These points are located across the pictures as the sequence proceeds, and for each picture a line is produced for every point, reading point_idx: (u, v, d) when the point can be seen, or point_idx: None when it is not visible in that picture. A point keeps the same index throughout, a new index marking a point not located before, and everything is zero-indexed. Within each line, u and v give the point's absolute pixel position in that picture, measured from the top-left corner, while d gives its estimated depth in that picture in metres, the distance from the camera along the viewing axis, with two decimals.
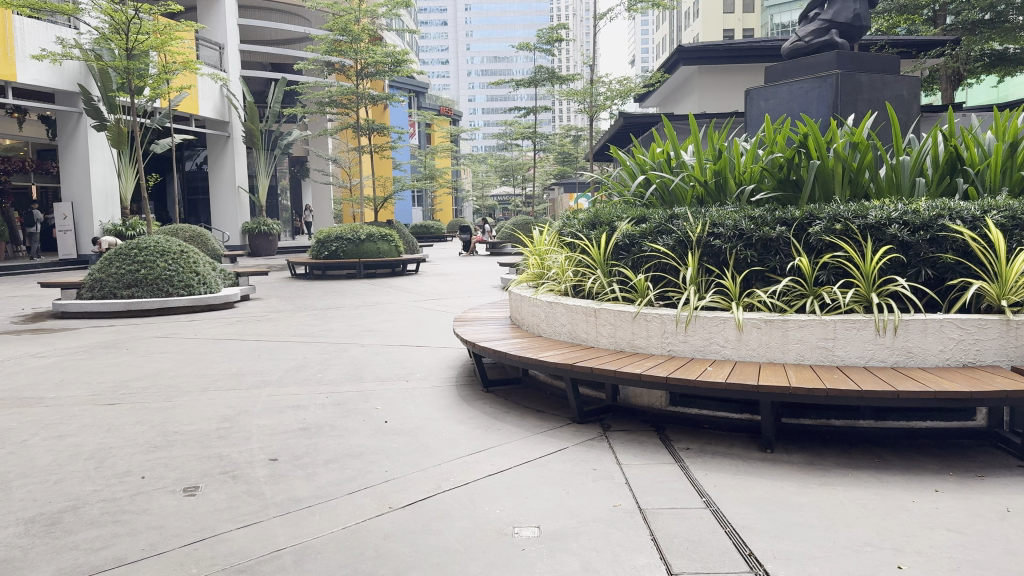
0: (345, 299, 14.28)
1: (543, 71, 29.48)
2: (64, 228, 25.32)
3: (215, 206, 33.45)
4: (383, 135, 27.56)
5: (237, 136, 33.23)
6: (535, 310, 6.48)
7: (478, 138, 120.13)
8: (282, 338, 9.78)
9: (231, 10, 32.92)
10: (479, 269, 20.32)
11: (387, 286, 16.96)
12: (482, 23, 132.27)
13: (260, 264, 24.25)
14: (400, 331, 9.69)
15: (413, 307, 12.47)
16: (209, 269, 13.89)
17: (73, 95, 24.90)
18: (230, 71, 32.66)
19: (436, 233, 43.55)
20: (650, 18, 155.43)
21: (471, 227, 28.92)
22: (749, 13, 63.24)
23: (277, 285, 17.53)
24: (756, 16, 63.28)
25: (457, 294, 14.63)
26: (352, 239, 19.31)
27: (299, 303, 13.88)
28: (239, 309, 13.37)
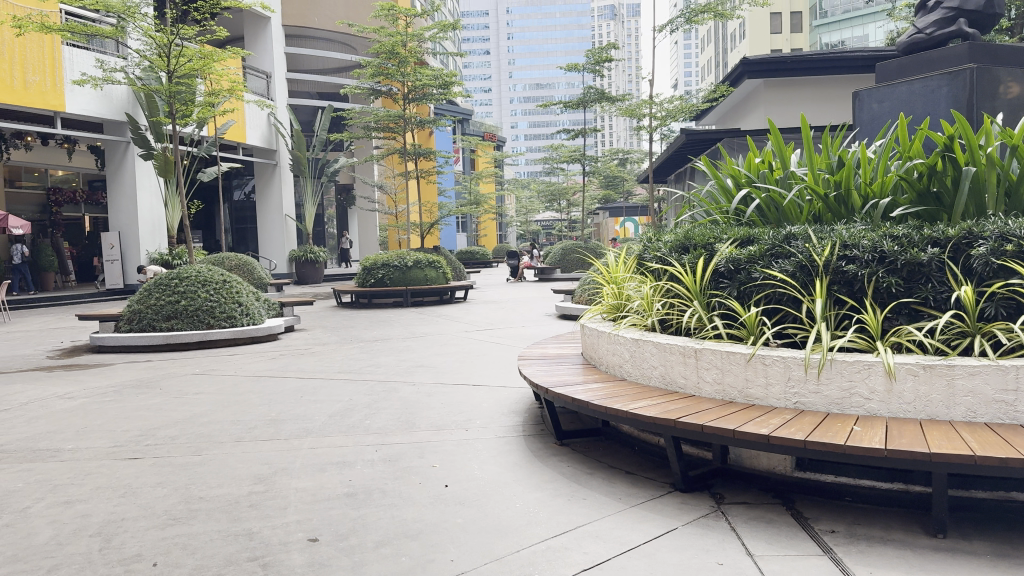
0: (393, 329, 13.45)
1: (593, 92, 28.55)
2: (112, 257, 25.33)
3: (261, 235, 33.15)
4: (429, 160, 26.92)
5: (284, 164, 33.00)
6: (614, 348, 5.48)
7: (521, 163, 119.81)
8: (327, 375, 8.95)
9: (278, 38, 32.84)
10: (530, 296, 19.37)
11: (436, 315, 16.10)
12: (525, 50, 132.57)
13: (306, 293, 23.70)
14: (454, 367, 8.77)
15: (466, 339, 11.57)
16: (253, 300, 13.21)
17: (121, 124, 24.90)
18: (277, 99, 32.59)
19: (481, 259, 42.77)
20: (692, 42, 154.33)
21: (520, 252, 28.03)
22: (798, 33, 61.62)
23: (322, 315, 16.82)
24: (805, 36, 61.64)
25: (511, 323, 13.68)
26: (398, 265, 18.60)
27: (344, 334, 13.09)
28: (283, 341, 12.62)
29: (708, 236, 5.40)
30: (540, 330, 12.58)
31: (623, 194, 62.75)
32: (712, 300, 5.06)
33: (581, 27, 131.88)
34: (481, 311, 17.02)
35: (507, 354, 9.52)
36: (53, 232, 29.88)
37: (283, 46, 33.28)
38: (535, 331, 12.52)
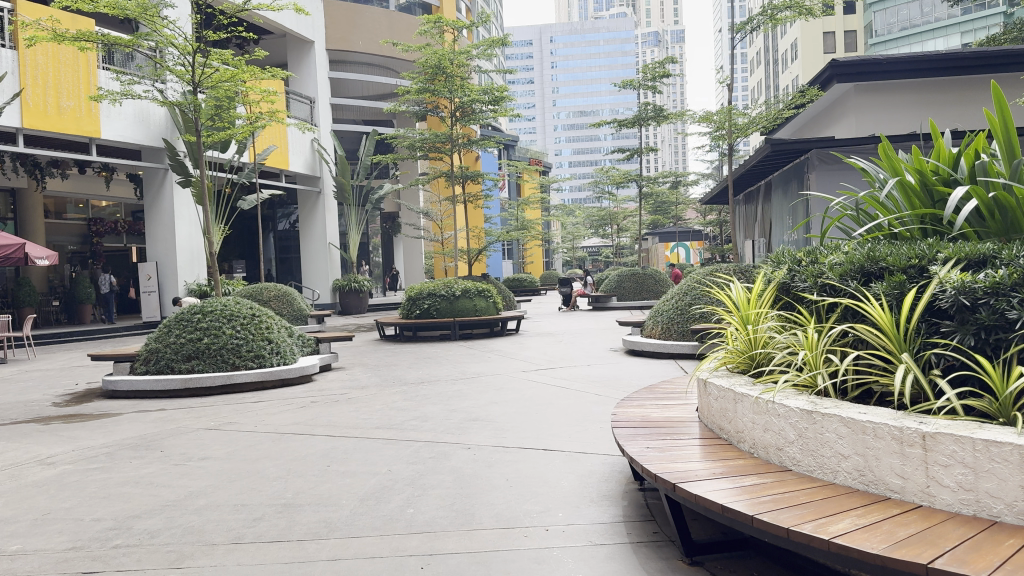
0: (441, 368, 11.83)
1: (650, 108, 26.77)
2: (149, 289, 24.34)
3: (304, 265, 31.94)
4: (477, 184, 25.41)
5: (327, 191, 31.86)
6: (765, 419, 3.77)
7: (566, 190, 118.21)
8: (364, 429, 7.36)
9: (322, 62, 31.88)
10: (589, 328, 17.61)
11: (486, 351, 14.43)
12: (568, 78, 131.66)
13: (347, 326, 22.31)
14: (518, 423, 7.09)
15: (527, 382, 9.87)
16: (285, 335, 11.71)
17: (159, 150, 24.04)
18: (321, 125, 31.65)
19: (529, 287, 41.14)
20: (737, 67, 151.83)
21: (573, 279, 26.26)
22: (853, 53, 59.05)
23: (362, 350, 15.30)
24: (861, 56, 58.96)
25: (573, 360, 11.94)
26: (445, 295, 17.09)
27: (386, 374, 11.52)
28: (318, 382, 11.11)
29: (908, 256, 3.71)
30: (612, 371, 10.83)
31: (674, 219, 60.57)
32: (929, 353, 3.34)
33: (625, 54, 130.53)
34: (537, 344, 15.32)
35: (580, 406, 7.80)
36: (94, 263, 29.18)
37: (327, 71, 32.30)
38: (604, 371, 10.78)
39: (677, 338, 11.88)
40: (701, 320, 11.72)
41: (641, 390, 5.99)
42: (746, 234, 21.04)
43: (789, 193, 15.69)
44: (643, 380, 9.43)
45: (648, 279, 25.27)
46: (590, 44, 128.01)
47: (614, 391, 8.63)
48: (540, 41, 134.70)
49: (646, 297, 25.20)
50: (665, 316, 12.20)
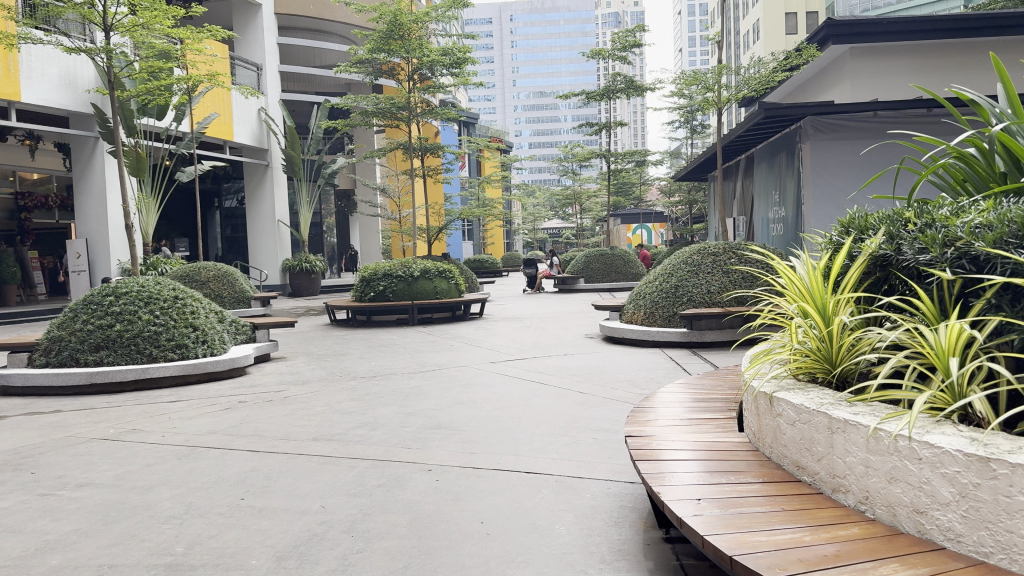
0: (397, 358, 10.37)
1: (620, 78, 25.42)
2: (78, 268, 22.31)
3: (251, 244, 30.08)
4: (437, 156, 23.85)
5: (276, 165, 29.98)
6: (891, 465, 2.45)
7: (526, 172, 116.62)
8: (297, 439, 5.92)
9: (270, 27, 29.87)
10: (560, 312, 16.33)
11: (448, 337, 13.02)
12: (528, 57, 129.64)
13: (297, 311, 20.68)
14: (487, 434, 5.70)
15: (496, 376, 8.49)
16: (213, 320, 10.14)
17: (88, 117, 22.01)
18: (269, 94, 29.75)
19: (491, 268, 39.74)
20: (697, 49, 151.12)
21: (537, 260, 24.95)
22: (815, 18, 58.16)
23: (309, 337, 13.76)
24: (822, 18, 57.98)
25: (545, 348, 10.60)
26: (402, 276, 15.60)
27: (333, 366, 10.04)
28: (254, 374, 9.61)
29: None
30: (590, 361, 9.51)
31: (636, 200, 59.59)
32: None
33: (586, 34, 128.94)
34: (502, 330, 13.97)
35: (561, 410, 6.47)
36: (22, 241, 26.93)
37: (275, 36, 30.30)
38: (583, 361, 9.45)
39: (660, 325, 10.58)
40: (689, 305, 10.43)
41: (652, 398, 4.64)
42: (721, 214, 19.90)
43: (774, 166, 14.51)
44: (630, 374, 8.13)
45: (616, 260, 24.09)
46: (551, 23, 126.14)
47: (599, 389, 7.31)
48: (501, 19, 132.41)
49: (615, 278, 24.02)
50: (649, 300, 10.94)
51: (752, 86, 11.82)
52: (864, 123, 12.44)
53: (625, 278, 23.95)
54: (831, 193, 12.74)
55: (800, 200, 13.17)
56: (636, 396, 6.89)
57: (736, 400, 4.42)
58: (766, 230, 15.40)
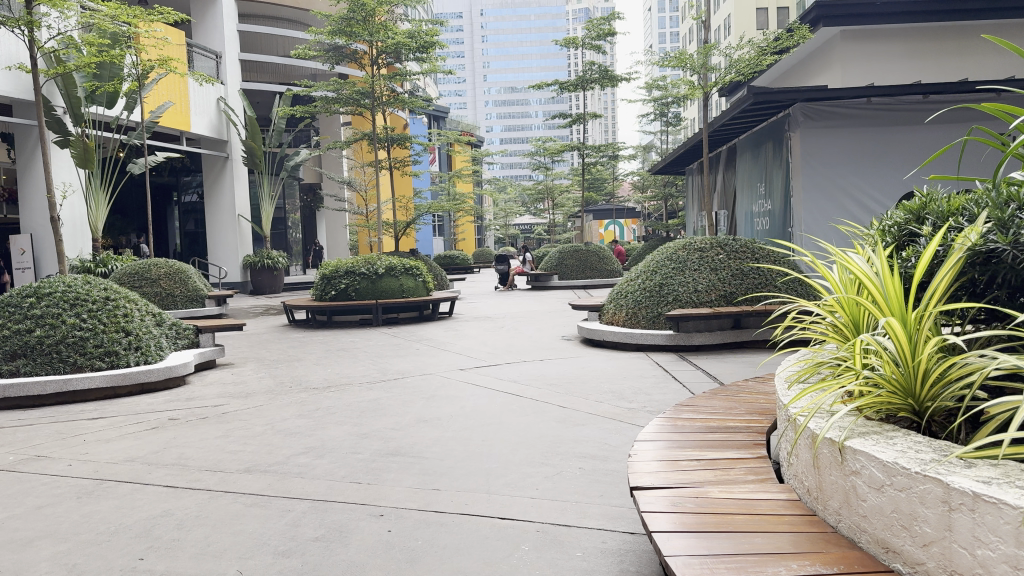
0: (355, 364, 9.42)
1: (594, 68, 24.51)
2: (23, 265, 20.91)
3: (210, 239, 28.81)
4: (404, 147, 22.83)
5: (236, 157, 28.75)
6: None
7: (497, 167, 115.58)
8: (226, 470, 4.97)
9: (229, 13, 28.62)
10: (534, 311, 15.46)
11: (414, 339, 12.09)
12: (499, 52, 128.58)
13: (256, 310, 19.57)
14: (452, 464, 4.79)
15: (464, 386, 7.59)
16: (150, 324, 9.08)
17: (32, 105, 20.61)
18: (229, 84, 28.54)
19: (461, 263, 38.77)
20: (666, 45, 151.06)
21: (509, 255, 24.06)
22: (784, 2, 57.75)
23: (263, 340, 12.73)
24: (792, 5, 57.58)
25: (519, 352, 9.71)
26: (366, 273, 14.62)
27: (285, 374, 9.06)
28: (196, 383, 8.61)
29: None
30: (569, 366, 8.63)
31: (608, 195, 58.87)
32: None
33: (556, 28, 128.13)
34: (472, 331, 13.06)
35: (540, 430, 5.59)
36: None
37: (235, 23, 29.05)
38: (560, 366, 8.57)
39: (644, 326, 9.72)
40: (675, 304, 9.61)
41: (655, 427, 3.72)
42: (698, 210, 19.17)
43: (758, 157, 13.77)
44: (615, 383, 7.28)
45: (591, 256, 23.29)
46: (522, 18, 125.08)
47: (581, 403, 6.44)
48: (472, 13, 131.10)
49: (590, 275, 23.21)
50: (631, 298, 10.07)
51: (741, 68, 11.04)
52: (856, 110, 11.76)
53: (599, 274, 23.13)
54: (821, 184, 11.98)
55: (788, 190, 12.40)
56: (624, 413, 6.03)
57: (764, 431, 3.51)
58: (750, 224, 14.64)
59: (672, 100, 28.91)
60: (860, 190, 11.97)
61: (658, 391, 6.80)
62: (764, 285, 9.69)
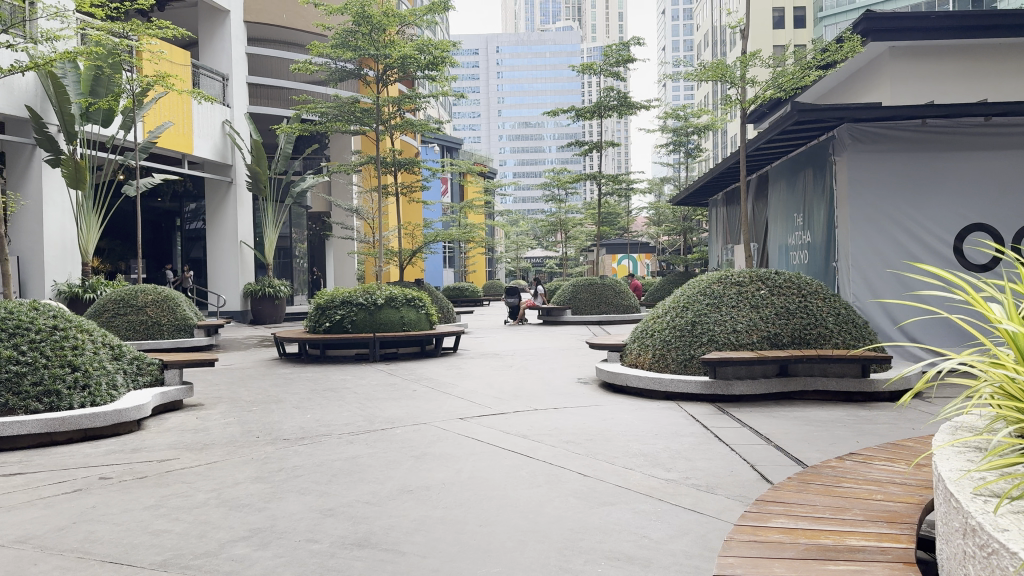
0: (341, 409, 8.17)
1: (613, 94, 23.37)
2: (8, 289, 19.71)
3: (210, 266, 27.72)
4: (412, 173, 21.71)
5: (240, 181, 27.81)
6: None
7: (510, 200, 114.85)
8: (136, 565, 3.72)
9: (238, 35, 27.85)
10: (546, 349, 14.18)
11: (413, 379, 10.82)
12: (513, 87, 128.69)
13: (250, 342, 18.35)
14: (438, 565, 3.52)
15: (463, 441, 6.33)
16: (104, 357, 7.84)
17: (25, 121, 19.54)
18: (235, 107, 27.74)
19: (471, 296, 37.51)
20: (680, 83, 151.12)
21: (520, 288, 22.81)
22: (800, 31, 56.50)
23: (246, 376, 11.48)
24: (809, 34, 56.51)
25: (530, 397, 8.45)
26: (364, 303, 13.41)
27: (258, 419, 7.80)
28: (152, 429, 7.37)
29: None
30: (588, 416, 7.37)
31: (621, 229, 57.65)
32: None
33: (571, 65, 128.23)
34: (477, 369, 11.80)
35: (556, 511, 4.33)
36: None
37: (244, 45, 28.28)
38: (579, 416, 7.31)
39: (675, 373, 8.38)
40: (711, 346, 8.31)
41: (741, 547, 2.53)
42: (724, 244, 17.89)
43: (797, 184, 12.52)
44: (645, 440, 6.03)
45: (607, 290, 22.01)
46: (537, 53, 125.17)
47: (607, 470, 5.18)
48: (487, 47, 131.32)
49: (605, 310, 21.90)
50: (658, 337, 8.79)
51: (784, 83, 9.89)
52: (909, 134, 10.56)
53: (615, 309, 21.83)
54: (872, 215, 10.68)
55: (832, 221, 11.14)
56: (662, 487, 4.78)
57: (913, 563, 2.32)
58: (785, 259, 13.35)
59: (692, 131, 27.83)
60: (914, 221, 10.63)
61: (700, 456, 5.53)
62: (814, 325, 8.47)
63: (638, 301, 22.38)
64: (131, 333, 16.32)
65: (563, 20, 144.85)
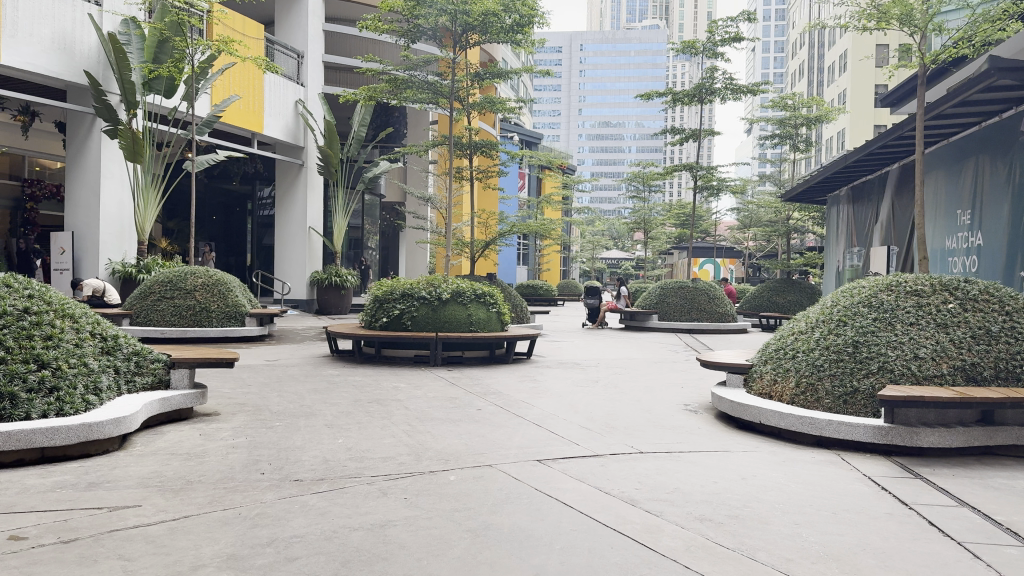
0: (384, 432, 6.27)
1: (717, 76, 20.88)
2: (62, 267, 18.71)
3: (278, 252, 26.49)
4: (490, 156, 19.81)
5: (312, 165, 26.46)
6: None
7: (587, 199, 112.23)
8: None
9: (317, 10, 26.48)
10: (636, 361, 12.05)
11: (478, 391, 8.88)
12: (596, 85, 125.92)
13: (306, 335, 16.76)
14: None
15: (544, 502, 4.32)
16: (88, 349, 6.14)
17: (86, 91, 18.58)
18: (310, 86, 26.45)
19: (545, 295, 35.46)
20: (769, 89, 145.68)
21: (601, 288, 20.66)
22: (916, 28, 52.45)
23: (286, 378, 9.75)
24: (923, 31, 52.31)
25: (631, 432, 6.37)
26: (428, 298, 11.56)
27: (276, 441, 5.97)
28: (139, 450, 5.64)
29: None
30: (717, 468, 5.26)
31: (704, 232, 54.60)
32: None
33: (656, 64, 124.64)
34: (557, 382, 9.79)
35: None
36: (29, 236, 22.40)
37: (321, 22, 26.90)
38: (704, 466, 5.23)
39: (830, 411, 6.27)
40: (883, 377, 6.18)
41: None
42: (849, 247, 15.45)
43: (967, 174, 10.22)
44: (828, 532, 3.89)
45: (700, 295, 19.66)
46: (622, 50, 121.95)
47: None
48: (571, 42, 128.76)
49: (697, 317, 19.53)
50: (805, 358, 6.70)
51: (978, 33, 7.70)
52: None
53: (708, 316, 19.48)
54: None
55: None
56: None
57: None
58: (944, 265, 10.94)
59: (798, 124, 25.11)
60: None
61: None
62: None
63: (734, 308, 19.97)
64: (177, 320, 14.87)
65: (650, 18, 141.19)
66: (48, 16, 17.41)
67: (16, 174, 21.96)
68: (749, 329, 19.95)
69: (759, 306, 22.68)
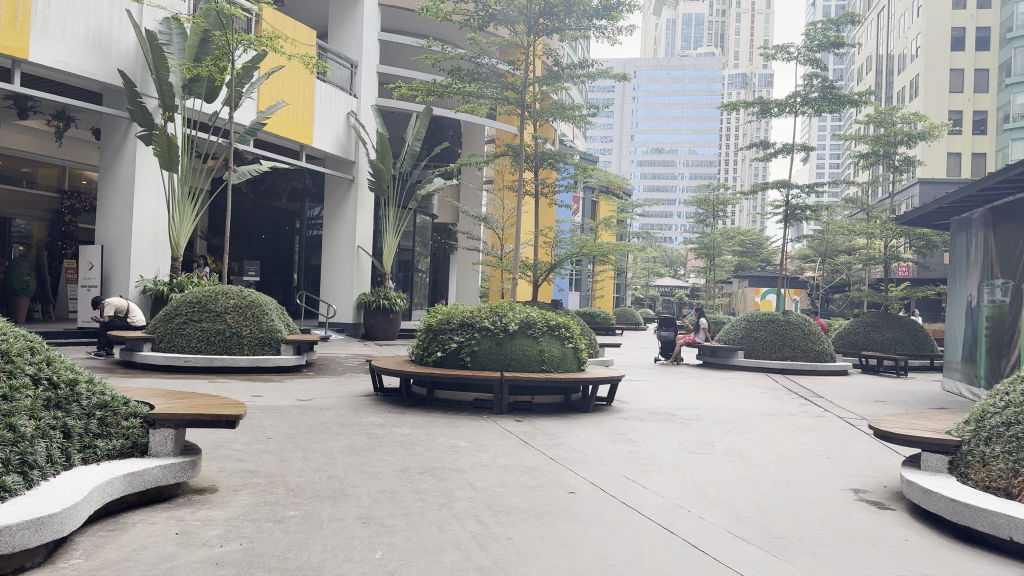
0: (444, 539, 4.22)
1: (815, 84, 18.60)
2: (89, 283, 17.20)
3: (324, 272, 24.80)
4: (556, 169, 17.79)
5: (362, 181, 24.71)
6: None
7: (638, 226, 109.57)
8: None
9: (372, 18, 24.86)
10: (744, 415, 9.80)
11: (563, 453, 6.77)
12: (650, 111, 123.79)
13: (348, 366, 14.81)
14: None
15: None
16: (26, 401, 4.26)
17: (122, 93, 17.19)
18: (363, 98, 24.82)
19: (604, 322, 33.15)
20: (827, 116, 141.75)
21: (676, 318, 18.49)
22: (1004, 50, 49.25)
23: (316, 428, 7.75)
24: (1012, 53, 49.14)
25: (822, 556, 4.22)
26: (493, 330, 9.48)
27: (285, 552, 3.96)
28: (74, 567, 3.68)
29: None
30: None
31: (765, 261, 51.74)
32: None
33: (711, 92, 122.12)
34: (658, 441, 7.63)
35: None
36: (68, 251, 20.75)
37: (377, 30, 25.28)
38: None
39: None
40: None
41: None
42: (986, 279, 13.01)
43: None
44: None
45: (794, 330, 17.35)
46: (677, 76, 119.73)
47: None
48: (625, 66, 126.76)
49: (790, 355, 17.17)
50: None
51: None
52: None
53: (802, 354, 17.12)
54: None
55: None
56: None
57: None
58: None
59: (896, 141, 22.57)
60: None
61: None
62: None
63: (832, 346, 17.60)
64: (202, 345, 13.11)
65: (705, 46, 138.84)
66: (84, 11, 16.10)
67: (58, 186, 20.82)
68: (849, 370, 17.50)
69: (854, 343, 20.18)
